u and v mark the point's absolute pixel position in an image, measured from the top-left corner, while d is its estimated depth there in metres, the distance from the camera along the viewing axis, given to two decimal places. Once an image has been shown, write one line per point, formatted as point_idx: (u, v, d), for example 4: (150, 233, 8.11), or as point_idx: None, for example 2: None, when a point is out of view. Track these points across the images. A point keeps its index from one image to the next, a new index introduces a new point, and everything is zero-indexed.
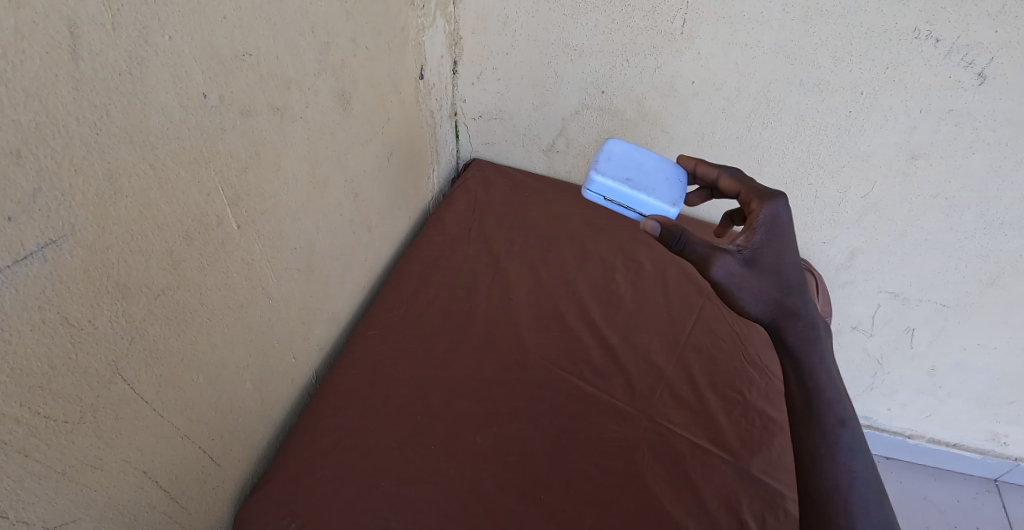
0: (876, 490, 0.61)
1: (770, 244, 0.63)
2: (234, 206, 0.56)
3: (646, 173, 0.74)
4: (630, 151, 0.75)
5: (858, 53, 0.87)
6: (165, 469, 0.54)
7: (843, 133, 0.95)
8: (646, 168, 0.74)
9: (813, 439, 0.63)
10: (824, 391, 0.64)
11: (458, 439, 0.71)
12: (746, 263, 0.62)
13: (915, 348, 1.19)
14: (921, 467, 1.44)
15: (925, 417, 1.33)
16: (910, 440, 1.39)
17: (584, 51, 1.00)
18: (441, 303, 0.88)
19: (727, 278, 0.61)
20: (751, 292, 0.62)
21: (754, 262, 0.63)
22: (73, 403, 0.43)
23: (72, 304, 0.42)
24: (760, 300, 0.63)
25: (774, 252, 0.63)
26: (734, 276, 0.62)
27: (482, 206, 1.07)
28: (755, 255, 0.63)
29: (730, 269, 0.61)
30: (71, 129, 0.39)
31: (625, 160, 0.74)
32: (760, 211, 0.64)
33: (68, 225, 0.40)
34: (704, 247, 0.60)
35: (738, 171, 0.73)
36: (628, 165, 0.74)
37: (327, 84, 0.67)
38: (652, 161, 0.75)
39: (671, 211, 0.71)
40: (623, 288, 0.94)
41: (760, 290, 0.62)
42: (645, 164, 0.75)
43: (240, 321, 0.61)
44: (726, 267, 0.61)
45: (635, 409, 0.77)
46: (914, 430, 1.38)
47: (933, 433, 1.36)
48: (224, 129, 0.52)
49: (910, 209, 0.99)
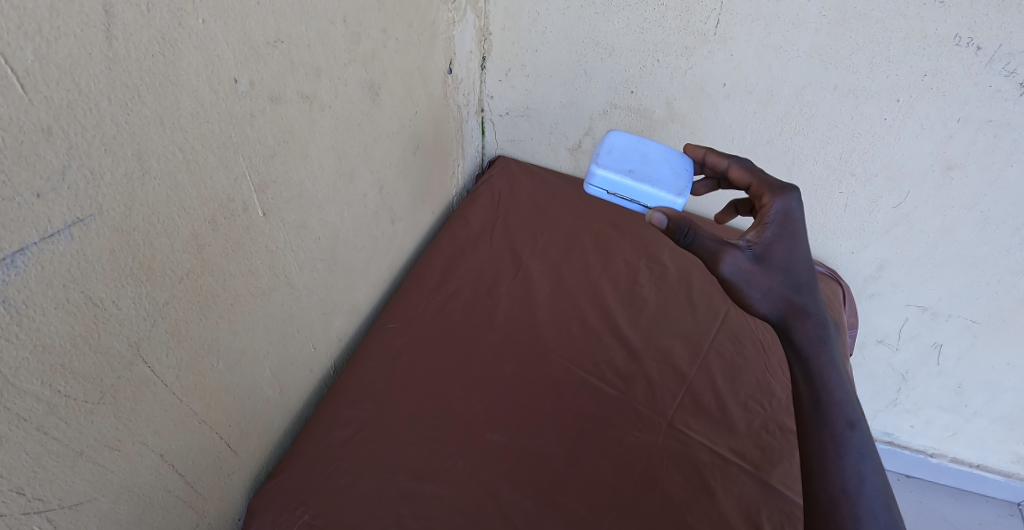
0: (885, 496, 0.59)
1: (782, 240, 0.60)
2: (260, 193, 0.55)
3: (651, 165, 0.72)
4: (636, 143, 0.74)
5: (896, 58, 0.84)
6: (182, 454, 0.54)
7: (877, 141, 0.93)
8: (649, 162, 0.73)
9: (822, 442, 0.61)
10: (832, 392, 0.62)
11: (475, 437, 0.71)
12: (757, 260, 0.60)
13: (943, 365, 1.15)
14: (942, 486, 1.40)
15: (948, 436, 1.29)
16: (931, 458, 1.36)
17: (615, 50, 0.99)
18: (462, 299, 0.87)
19: (736, 274, 0.60)
20: (761, 289, 0.60)
21: (764, 258, 0.60)
22: (94, 383, 0.43)
23: (97, 285, 0.41)
24: (769, 297, 0.61)
25: (787, 249, 0.60)
26: (743, 272, 0.60)
27: (505, 204, 1.06)
28: (765, 252, 0.60)
29: (739, 265, 0.59)
30: (103, 108, 0.38)
31: (629, 153, 0.73)
32: (771, 205, 0.61)
33: (96, 205, 0.40)
34: (711, 242, 0.59)
35: (748, 162, 0.70)
36: (631, 158, 0.73)
37: (357, 74, 0.66)
38: (657, 154, 0.74)
39: (677, 201, 0.69)
40: (646, 290, 0.93)
41: (770, 288, 0.60)
42: (649, 158, 0.73)
43: (262, 308, 0.60)
44: (736, 263, 0.59)
45: (655, 414, 0.75)
46: (936, 449, 1.34)
47: (956, 453, 1.32)
48: (253, 116, 0.52)
49: (944, 221, 0.96)
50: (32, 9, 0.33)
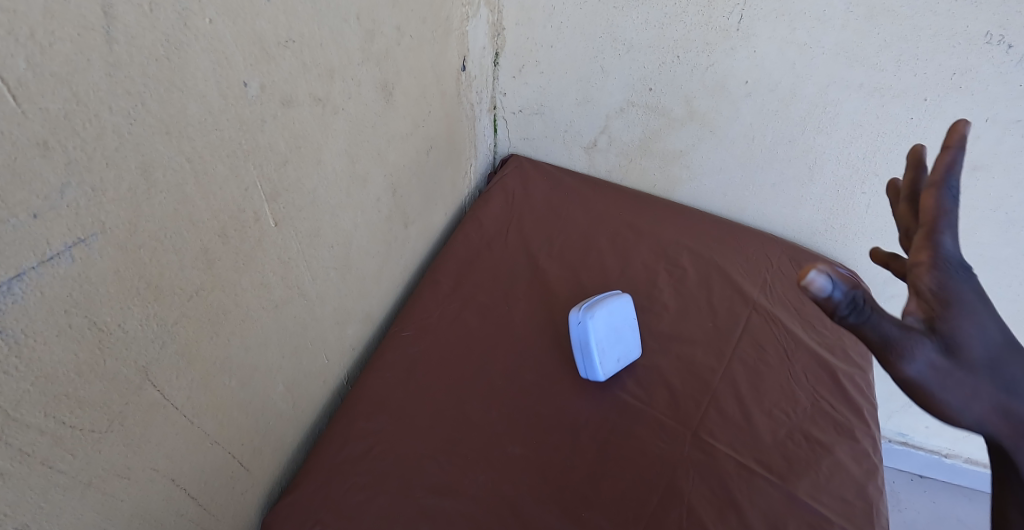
0: None
1: (968, 314, 0.37)
2: (272, 202, 0.52)
3: (620, 335, 0.78)
4: (607, 314, 0.77)
5: (923, 57, 0.81)
6: (194, 477, 0.51)
7: (901, 142, 0.90)
8: (622, 335, 0.78)
9: None
10: None
11: (494, 449, 0.68)
12: (945, 351, 0.37)
13: None
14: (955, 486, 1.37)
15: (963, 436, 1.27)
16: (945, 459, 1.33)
17: (633, 46, 0.95)
18: (477, 304, 0.85)
19: (925, 375, 0.37)
20: (965, 395, 0.37)
21: (955, 347, 0.37)
22: (101, 411, 0.41)
23: (101, 308, 0.39)
24: (977, 403, 0.37)
25: (979, 327, 0.37)
26: (936, 373, 0.36)
27: (520, 205, 1.03)
28: (955, 336, 0.37)
29: (929, 363, 0.36)
30: (104, 118, 0.35)
31: (609, 338, 0.76)
32: (926, 263, 0.37)
33: (98, 223, 0.37)
34: (896, 330, 0.37)
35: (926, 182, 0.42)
36: (612, 348, 0.76)
37: (370, 74, 0.63)
38: (620, 316, 0.78)
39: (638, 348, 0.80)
40: (666, 295, 0.90)
41: (977, 392, 0.37)
42: (621, 326, 0.78)
43: (274, 321, 0.57)
44: (925, 359, 0.36)
45: (679, 424, 0.73)
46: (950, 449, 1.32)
47: (970, 453, 1.30)
48: (264, 121, 0.48)
49: (967, 223, 0.93)
50: (23, 12, 0.30)
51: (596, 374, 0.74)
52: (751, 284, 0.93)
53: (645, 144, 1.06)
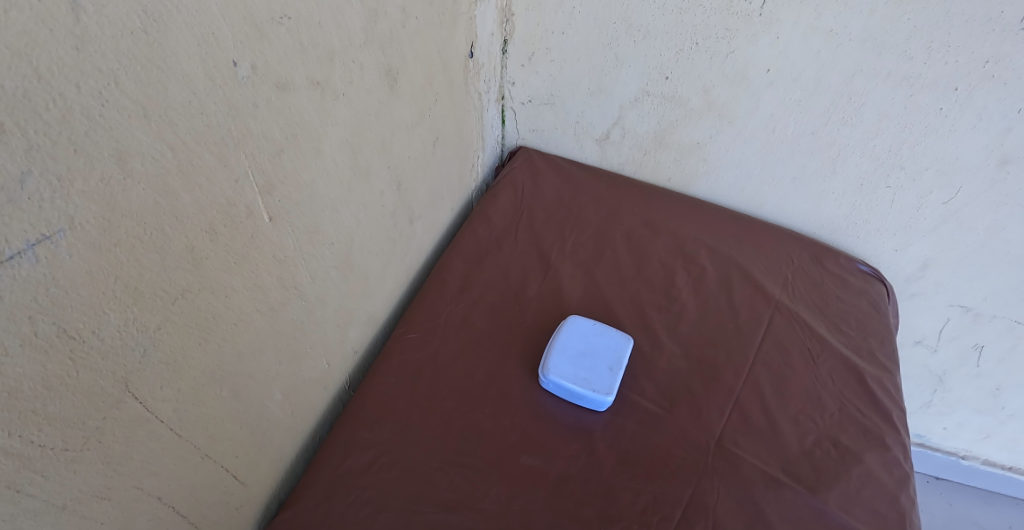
0: None
1: None
2: (267, 195, 0.48)
3: (599, 343, 0.74)
4: (561, 353, 0.72)
5: (956, 44, 0.76)
6: (183, 495, 0.47)
7: (929, 134, 0.85)
8: (592, 352, 0.72)
9: None
10: None
11: (506, 460, 0.64)
12: None
13: (982, 367, 1.09)
14: (972, 488, 1.32)
15: (982, 438, 1.22)
16: (962, 461, 1.28)
17: (648, 32, 0.90)
18: (486, 304, 0.80)
19: None
20: None
21: None
22: (76, 428, 0.37)
23: (72, 313, 0.34)
24: None
25: None
26: None
27: (529, 200, 0.98)
28: None
29: None
30: (71, 98, 0.31)
31: (579, 364, 0.71)
32: None
33: (66, 218, 0.33)
34: None
35: None
36: (593, 369, 0.71)
37: (373, 58, 0.58)
38: (577, 340, 0.74)
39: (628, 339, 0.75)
40: (684, 295, 0.85)
41: None
42: (587, 346, 0.73)
43: (270, 325, 0.53)
44: None
45: (701, 433, 0.68)
46: (968, 451, 1.27)
47: (988, 455, 1.26)
48: (256, 106, 0.44)
49: (995, 218, 0.89)
50: None
51: (602, 400, 0.68)
52: (773, 282, 0.89)
53: (659, 136, 1.01)
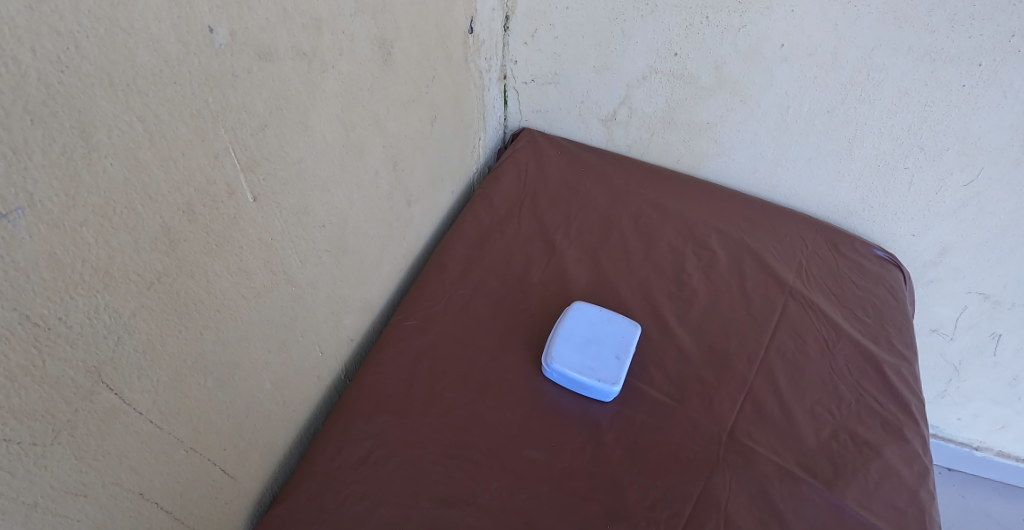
0: None
1: None
2: (250, 173, 0.45)
3: (604, 331, 0.71)
4: (566, 340, 0.69)
5: (982, 16, 0.72)
6: (168, 489, 0.45)
7: (951, 112, 0.80)
8: (598, 340, 0.70)
9: None
10: None
11: (508, 453, 0.61)
12: None
13: (999, 356, 1.05)
14: (985, 480, 1.29)
15: (997, 429, 1.19)
16: (976, 452, 1.25)
17: (657, 6, 0.86)
18: (489, 291, 0.77)
19: None
20: None
21: None
22: (43, 421, 0.34)
23: (35, 300, 0.32)
24: None
25: None
26: None
27: (533, 182, 0.95)
28: None
29: None
30: (25, 62, 0.28)
31: (585, 352, 0.68)
32: None
33: (24, 195, 0.30)
34: None
35: None
36: (600, 358, 0.68)
37: (364, 29, 0.55)
38: (583, 327, 0.71)
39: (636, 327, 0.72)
40: (695, 280, 0.82)
41: None
42: (593, 333, 0.70)
43: (258, 312, 0.51)
44: None
45: (712, 425, 0.65)
46: (982, 442, 1.24)
47: (1003, 446, 1.23)
48: (236, 76, 0.41)
49: (1019, 201, 0.84)
50: None
51: (608, 390, 0.65)
52: (785, 268, 0.85)
53: (668, 116, 0.97)
